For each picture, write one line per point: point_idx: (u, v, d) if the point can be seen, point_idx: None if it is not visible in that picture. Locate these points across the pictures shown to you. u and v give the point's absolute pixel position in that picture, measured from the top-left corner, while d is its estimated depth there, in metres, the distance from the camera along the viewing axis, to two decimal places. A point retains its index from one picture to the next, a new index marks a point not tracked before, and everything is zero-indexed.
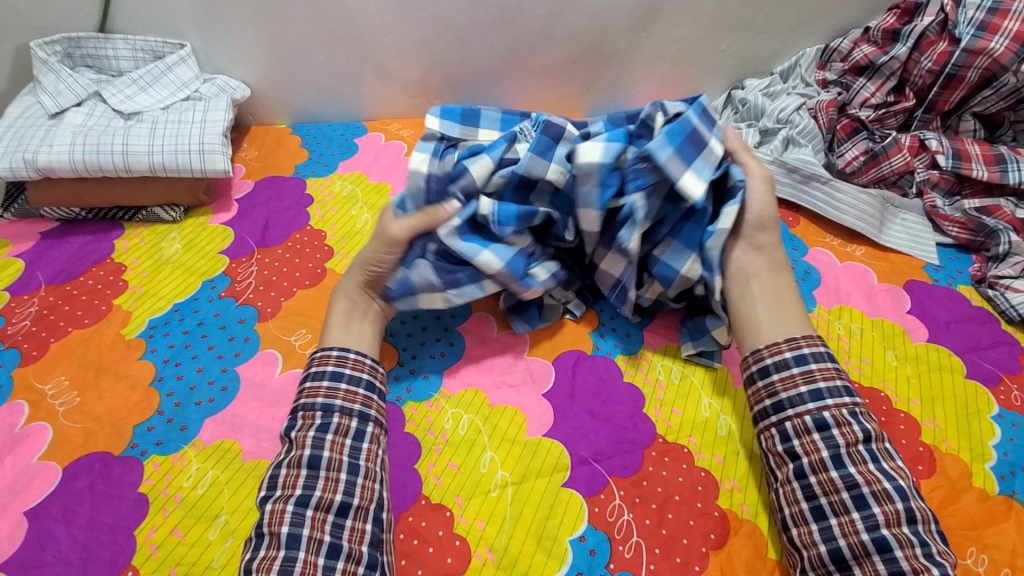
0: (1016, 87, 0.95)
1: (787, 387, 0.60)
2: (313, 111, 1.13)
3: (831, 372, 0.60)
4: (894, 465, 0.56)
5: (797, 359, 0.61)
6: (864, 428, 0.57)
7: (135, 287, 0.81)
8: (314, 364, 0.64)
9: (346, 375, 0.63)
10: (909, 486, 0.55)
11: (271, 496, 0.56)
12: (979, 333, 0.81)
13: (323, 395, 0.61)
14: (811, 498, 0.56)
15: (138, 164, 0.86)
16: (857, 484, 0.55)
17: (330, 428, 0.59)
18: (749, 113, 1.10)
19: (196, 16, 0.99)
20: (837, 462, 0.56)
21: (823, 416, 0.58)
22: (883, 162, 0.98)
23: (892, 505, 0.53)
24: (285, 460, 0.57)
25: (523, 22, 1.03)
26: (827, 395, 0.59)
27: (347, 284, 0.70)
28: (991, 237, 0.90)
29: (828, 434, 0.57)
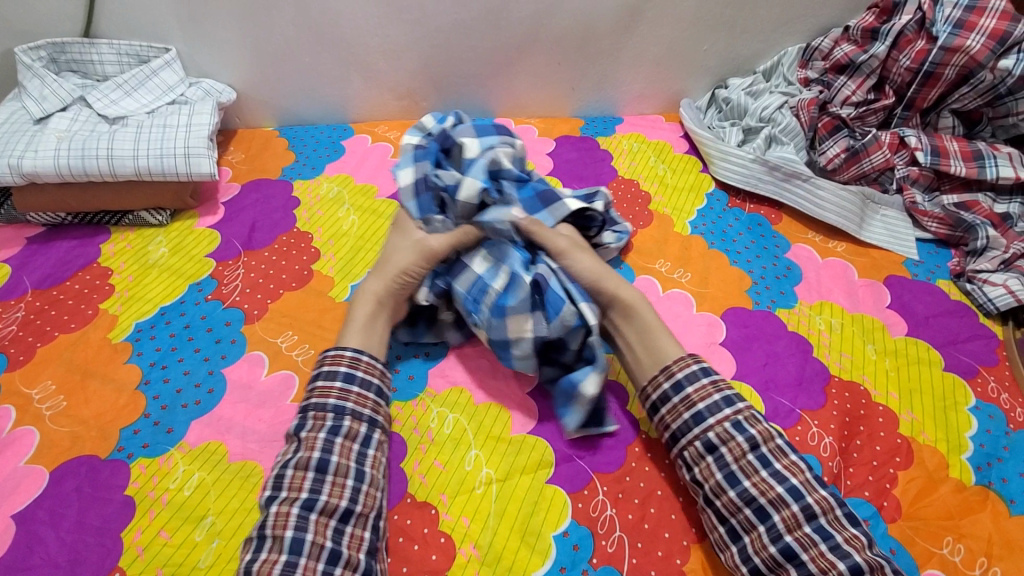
0: (993, 84, 0.97)
1: (674, 417, 0.62)
2: (300, 113, 1.13)
3: (706, 389, 0.61)
4: (787, 464, 0.58)
5: (675, 388, 0.63)
6: (748, 436, 0.59)
7: (122, 291, 0.82)
8: (326, 363, 0.64)
9: (358, 378, 0.63)
10: (805, 483, 0.56)
11: (276, 497, 0.56)
12: (957, 327, 0.82)
13: (334, 397, 0.61)
14: (723, 521, 0.58)
15: (124, 168, 0.86)
16: (754, 497, 0.56)
17: (342, 432, 0.59)
18: (733, 112, 1.12)
19: (181, 20, 0.99)
20: (732, 480, 0.58)
21: (709, 437, 0.59)
22: (864, 159, 1.00)
23: (789, 509, 0.55)
24: (295, 460, 0.57)
25: (507, 23, 1.03)
26: (708, 414, 0.60)
27: (375, 284, 0.71)
28: (969, 232, 0.92)
29: (718, 454, 0.59)
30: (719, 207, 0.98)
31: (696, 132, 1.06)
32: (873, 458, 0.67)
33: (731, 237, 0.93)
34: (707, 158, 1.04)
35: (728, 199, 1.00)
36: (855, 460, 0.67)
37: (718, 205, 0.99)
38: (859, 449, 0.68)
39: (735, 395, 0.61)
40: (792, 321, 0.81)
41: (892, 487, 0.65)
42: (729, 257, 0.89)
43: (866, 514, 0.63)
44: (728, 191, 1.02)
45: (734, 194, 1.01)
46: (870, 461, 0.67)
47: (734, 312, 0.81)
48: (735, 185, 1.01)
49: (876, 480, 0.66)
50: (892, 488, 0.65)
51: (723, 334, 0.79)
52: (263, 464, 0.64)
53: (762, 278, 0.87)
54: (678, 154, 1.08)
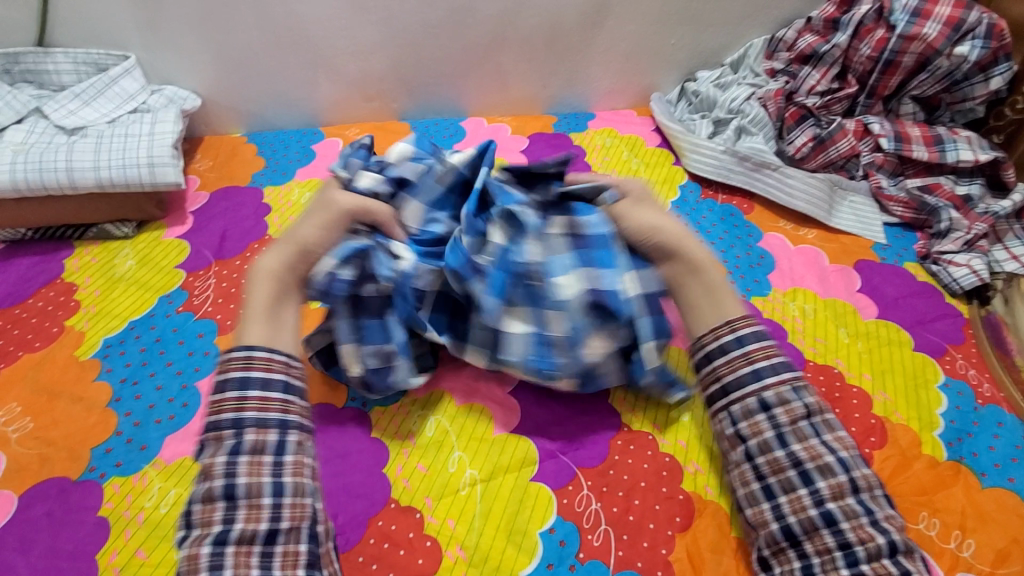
0: (950, 71, 0.99)
1: (727, 370, 0.60)
2: (268, 118, 1.11)
3: (767, 350, 0.60)
4: (836, 436, 0.57)
5: (736, 342, 0.61)
6: (805, 403, 0.58)
7: (88, 307, 0.79)
8: (219, 373, 0.57)
9: (253, 380, 0.56)
10: (852, 457, 0.56)
11: (189, 534, 0.52)
12: (925, 308, 0.84)
13: (231, 411, 0.54)
14: (760, 479, 0.57)
15: (85, 180, 0.84)
16: (801, 461, 0.56)
17: (245, 449, 0.53)
18: (702, 104, 1.13)
19: (139, 26, 0.97)
20: (780, 441, 0.57)
21: (766, 396, 0.58)
22: (831, 147, 1.02)
23: (835, 478, 0.55)
24: (199, 493, 0.52)
25: (475, 21, 1.03)
26: (768, 374, 0.59)
27: (266, 264, 0.63)
28: (932, 214, 0.95)
29: (772, 414, 0.57)
30: (693, 199, 0.99)
31: (667, 126, 1.07)
32: (849, 439, 0.69)
33: (705, 229, 0.94)
34: (679, 151, 1.05)
35: (701, 190, 1.01)
36: None
37: (691, 197, 1.00)
38: None
39: (794, 362, 0.60)
40: (766, 308, 0.82)
41: (868, 466, 0.67)
42: (703, 248, 0.90)
43: None
44: (701, 182, 1.03)
45: (707, 185, 1.03)
46: None
47: None
48: (707, 176, 1.02)
49: None
50: (868, 467, 0.67)
51: None
52: None
53: (736, 267, 0.88)
54: (651, 147, 1.09)
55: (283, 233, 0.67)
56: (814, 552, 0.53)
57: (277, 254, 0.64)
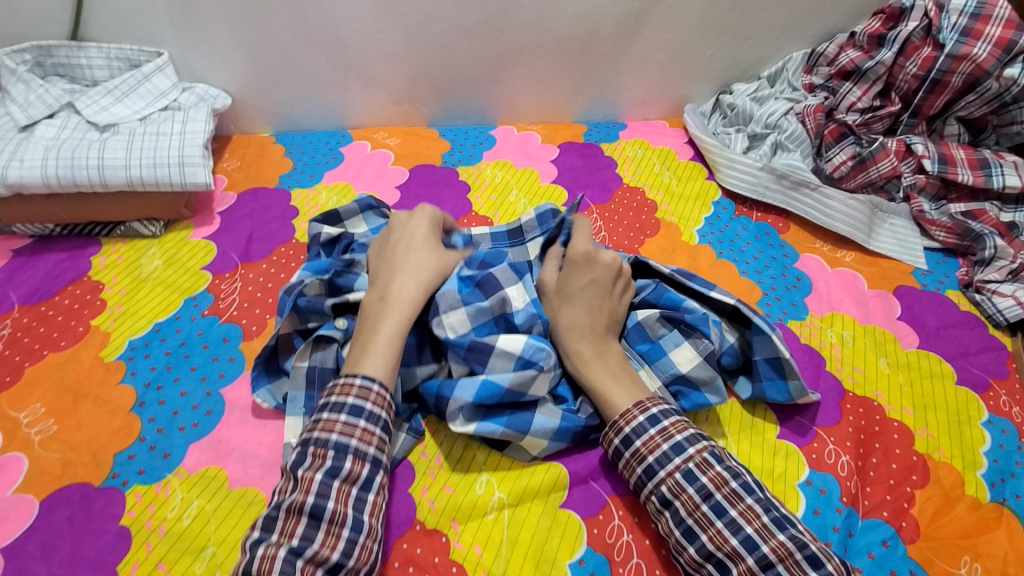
0: (999, 92, 0.96)
1: (628, 473, 0.60)
2: (297, 119, 1.10)
3: (654, 441, 0.58)
4: (742, 510, 0.54)
5: (625, 443, 0.60)
6: (699, 486, 0.55)
7: (114, 307, 0.79)
8: (334, 390, 0.57)
9: (366, 411, 0.57)
10: (759, 530, 0.53)
11: (263, 540, 0.51)
12: (968, 339, 0.81)
13: (338, 432, 0.55)
14: (691, 575, 0.55)
15: (115, 178, 0.83)
16: (711, 552, 0.53)
17: (341, 475, 0.53)
18: (738, 117, 1.10)
19: (172, 22, 0.96)
20: (689, 535, 0.55)
21: (662, 491, 0.57)
22: (871, 167, 0.99)
23: (744, 561, 0.52)
24: (285, 503, 0.52)
25: (510, 27, 1.01)
26: (658, 468, 0.57)
27: (398, 283, 0.65)
28: (977, 241, 0.91)
29: (673, 508, 0.56)
30: (727, 216, 0.97)
31: (702, 139, 1.05)
32: (889, 476, 0.66)
33: (739, 248, 0.91)
34: (714, 166, 1.03)
35: (735, 207, 0.99)
36: (872, 479, 0.66)
37: (725, 214, 0.97)
38: (875, 467, 0.67)
39: (684, 440, 0.58)
40: (803, 333, 0.80)
41: (909, 506, 0.64)
42: (737, 268, 0.88)
43: (883, 535, 0.62)
44: (735, 199, 1.00)
45: (741, 202, 1.00)
46: (887, 479, 0.66)
47: None
48: (742, 193, 0.99)
49: (894, 500, 0.64)
50: (910, 507, 0.64)
51: None
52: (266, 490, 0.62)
53: (772, 290, 0.85)
54: (683, 161, 1.07)
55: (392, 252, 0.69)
56: None
57: (407, 278, 0.65)
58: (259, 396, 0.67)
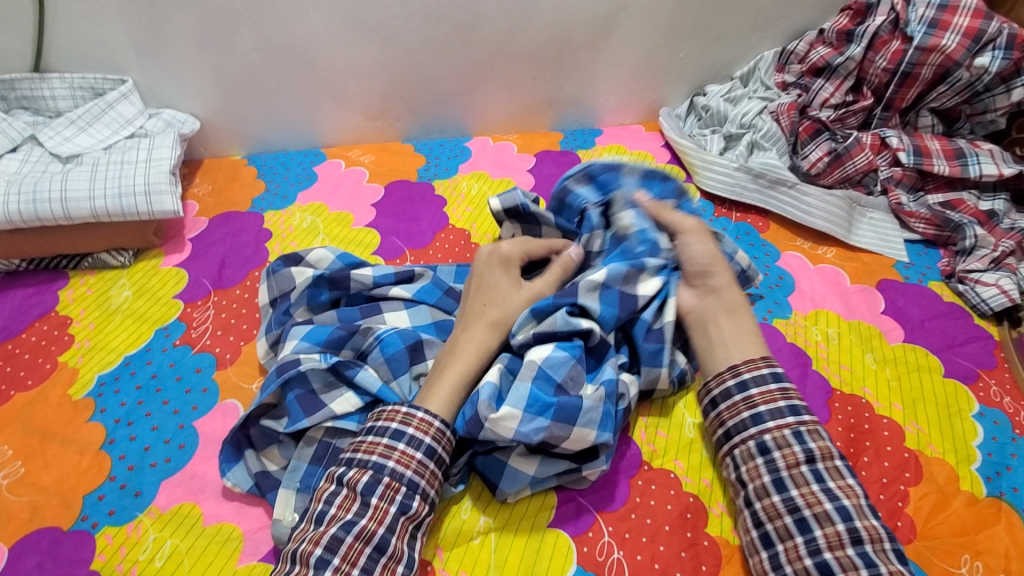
0: (970, 82, 0.96)
1: (731, 414, 0.62)
2: (269, 140, 1.09)
3: (772, 394, 0.61)
4: (841, 485, 0.56)
5: (739, 386, 0.63)
6: (806, 448, 0.57)
7: (82, 341, 0.76)
8: (411, 425, 0.58)
9: (437, 455, 0.58)
10: (856, 507, 0.54)
11: (327, 561, 0.50)
12: (954, 330, 0.81)
13: (411, 469, 0.56)
14: (758, 525, 0.57)
15: (79, 211, 0.82)
16: (798, 507, 0.55)
17: (408, 511, 0.54)
18: (712, 119, 1.10)
19: (137, 49, 0.95)
20: (780, 486, 0.56)
21: (765, 439, 0.59)
22: (847, 162, 0.99)
23: (833, 526, 0.53)
24: (354, 528, 0.52)
25: (480, 38, 1.01)
26: (768, 418, 0.60)
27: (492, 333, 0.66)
28: (957, 231, 0.91)
29: (771, 458, 0.58)
30: (706, 217, 0.96)
31: (678, 142, 1.05)
32: (882, 475, 0.65)
33: None
34: (691, 168, 1.02)
35: (714, 209, 0.98)
36: (864, 478, 0.65)
37: (704, 215, 0.97)
38: (867, 466, 0.66)
39: (802, 406, 0.60)
40: (789, 332, 0.79)
41: (904, 505, 0.63)
42: None
43: None
44: (713, 200, 1.00)
45: (720, 203, 1.00)
46: (879, 478, 0.65)
47: None
48: (720, 194, 0.99)
49: (888, 499, 0.63)
50: (905, 506, 0.63)
51: None
52: (242, 526, 0.60)
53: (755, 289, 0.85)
54: (661, 164, 1.06)
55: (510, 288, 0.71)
56: None
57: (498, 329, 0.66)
58: (231, 478, 0.61)
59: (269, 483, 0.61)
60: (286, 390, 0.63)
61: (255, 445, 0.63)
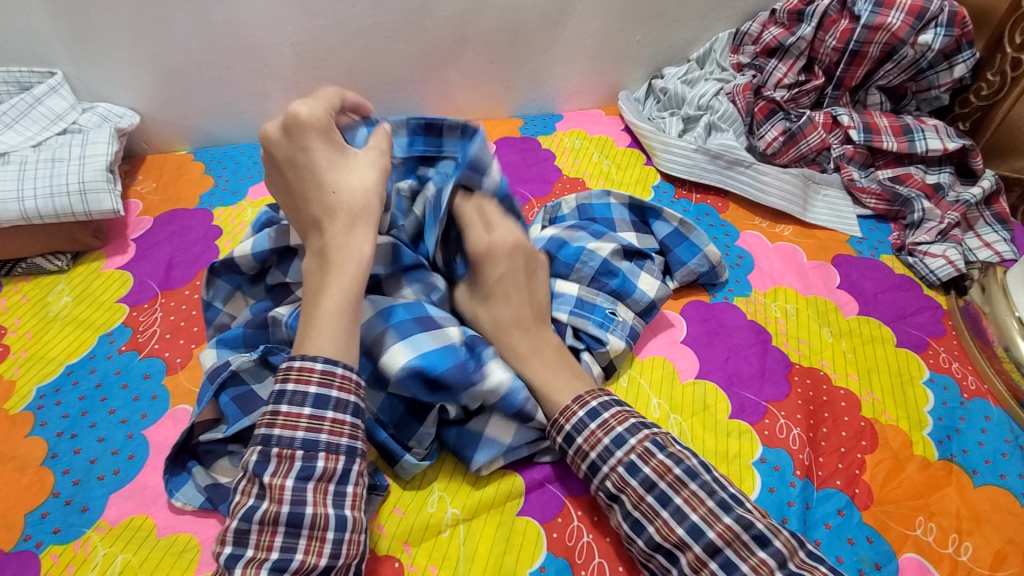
0: (915, 60, 0.99)
1: (591, 444, 0.58)
2: (216, 132, 1.04)
3: (622, 414, 0.58)
4: (716, 477, 0.54)
5: (591, 415, 0.58)
6: (670, 454, 0.55)
7: (18, 352, 0.72)
8: (291, 379, 0.52)
9: (332, 400, 0.52)
10: (734, 496, 0.53)
11: (241, 556, 0.49)
12: (905, 301, 0.83)
13: (303, 429, 0.51)
14: (659, 548, 0.53)
15: (7, 213, 0.76)
16: (687, 517, 0.52)
17: (314, 473, 0.51)
18: (671, 101, 1.10)
19: (64, 39, 0.89)
20: (664, 500, 0.53)
21: (632, 459, 0.55)
22: (801, 141, 1.01)
23: (723, 522, 0.51)
24: (258, 513, 0.49)
25: (432, 22, 0.98)
26: (629, 436, 0.57)
27: (340, 237, 0.58)
28: (906, 205, 0.94)
29: (643, 477, 0.54)
30: (667, 200, 0.97)
31: (637, 125, 1.05)
32: (840, 445, 0.67)
33: None
34: (650, 151, 1.02)
35: (674, 190, 0.99)
36: (823, 449, 0.66)
37: (666, 198, 0.97)
38: (826, 436, 0.67)
39: (648, 416, 0.59)
40: (749, 310, 0.80)
41: (862, 472, 0.65)
42: None
43: (838, 504, 0.62)
44: (673, 182, 1.00)
45: (680, 184, 1.00)
46: (838, 448, 0.67)
47: (694, 306, 0.80)
48: (679, 176, 0.99)
49: (846, 468, 0.65)
50: (862, 473, 0.65)
51: (684, 332, 0.77)
52: (200, 535, 0.57)
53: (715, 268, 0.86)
54: (621, 147, 1.06)
55: (307, 182, 0.60)
56: None
57: (343, 234, 0.58)
58: (181, 497, 0.58)
59: (220, 494, 0.58)
60: (220, 394, 0.61)
61: (204, 460, 0.61)
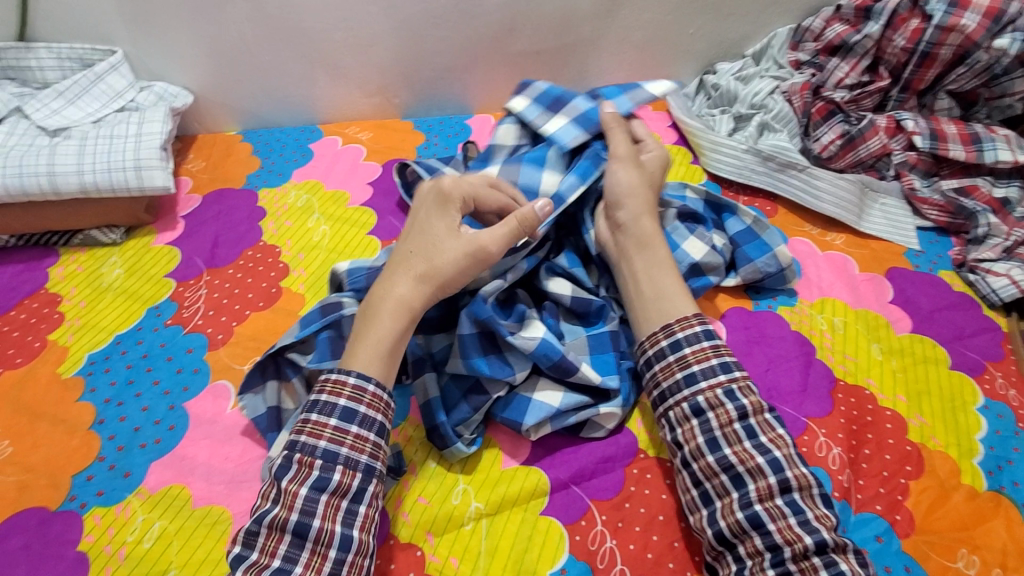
0: (990, 64, 0.92)
1: (665, 375, 0.60)
2: (264, 115, 1.06)
3: (705, 351, 0.59)
4: (772, 438, 0.55)
5: (673, 347, 0.61)
6: (738, 405, 0.56)
7: (73, 320, 0.75)
8: (324, 392, 0.56)
9: (359, 415, 0.55)
10: (787, 457, 0.54)
11: (245, 558, 0.50)
12: (963, 321, 0.78)
13: (327, 439, 0.54)
14: (696, 485, 0.56)
15: (67, 186, 0.80)
16: (731, 465, 0.54)
17: (327, 486, 0.52)
18: (722, 98, 1.06)
19: (126, 18, 0.91)
20: (713, 446, 0.56)
21: (698, 400, 0.57)
22: (860, 145, 0.96)
23: (765, 480, 0.53)
24: (268, 518, 0.51)
25: (481, 10, 0.97)
26: (701, 378, 0.58)
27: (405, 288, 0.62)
28: (970, 219, 0.89)
29: (704, 419, 0.57)
30: None
31: (685, 123, 1.01)
32: (883, 468, 0.64)
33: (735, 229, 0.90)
34: (698, 150, 0.99)
35: (721, 191, 0.96)
36: (865, 471, 0.64)
37: None
38: (868, 459, 0.64)
39: (734, 363, 0.59)
40: (794, 320, 0.77)
41: (904, 499, 0.62)
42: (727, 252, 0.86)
43: (877, 530, 0.60)
44: (720, 183, 0.97)
45: (726, 186, 0.97)
46: (880, 471, 0.63)
47: (736, 313, 0.78)
48: (726, 177, 0.96)
49: (888, 493, 0.62)
50: (904, 500, 0.62)
51: (723, 339, 0.74)
52: (232, 509, 0.59)
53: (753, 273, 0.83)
54: (667, 145, 1.03)
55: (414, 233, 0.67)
56: (746, 555, 0.52)
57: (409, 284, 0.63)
58: (245, 401, 0.64)
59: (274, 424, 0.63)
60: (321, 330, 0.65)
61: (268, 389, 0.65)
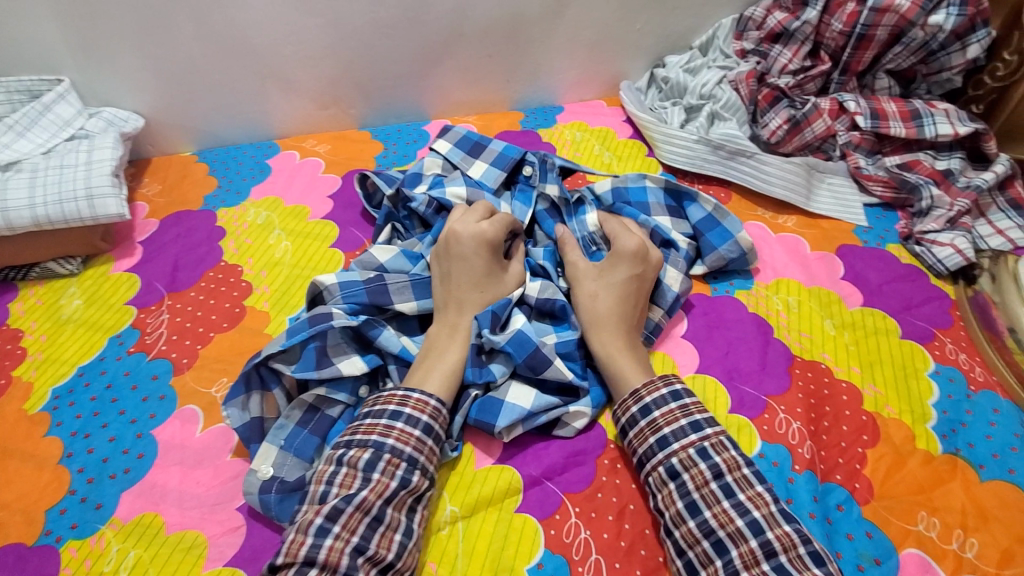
0: (925, 41, 0.96)
1: (640, 442, 0.61)
2: (219, 133, 1.05)
3: (674, 414, 0.61)
4: (751, 495, 0.55)
5: (642, 411, 0.62)
6: (712, 464, 0.57)
7: (34, 354, 0.74)
8: (409, 404, 0.60)
9: (435, 434, 0.60)
10: (767, 516, 0.53)
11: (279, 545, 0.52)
12: (911, 291, 0.82)
13: (377, 434, 0.58)
14: (681, 553, 0.55)
15: (19, 220, 0.79)
16: (712, 529, 0.54)
17: (409, 485, 0.56)
18: (673, 90, 1.09)
19: (68, 45, 0.90)
20: (693, 509, 0.55)
21: (673, 463, 0.58)
22: (805, 129, 0.99)
23: (746, 544, 0.52)
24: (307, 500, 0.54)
25: (430, 17, 0.97)
26: (673, 440, 0.59)
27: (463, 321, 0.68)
28: (913, 193, 0.92)
29: (681, 481, 0.57)
30: None
31: (639, 117, 1.03)
32: (841, 439, 0.67)
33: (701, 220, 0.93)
34: (652, 142, 1.01)
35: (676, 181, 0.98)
36: (825, 443, 0.66)
37: None
38: (827, 431, 0.67)
39: (704, 421, 0.60)
40: (750, 302, 0.80)
41: (862, 467, 0.64)
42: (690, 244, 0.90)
43: (838, 498, 0.62)
44: (675, 173, 1.00)
45: (681, 175, 0.99)
46: (838, 442, 0.66)
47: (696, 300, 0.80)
48: (680, 167, 0.99)
49: (847, 462, 0.65)
50: (862, 468, 0.64)
51: (685, 326, 0.77)
52: (207, 532, 0.59)
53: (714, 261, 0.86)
54: (622, 139, 1.05)
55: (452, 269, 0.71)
56: None
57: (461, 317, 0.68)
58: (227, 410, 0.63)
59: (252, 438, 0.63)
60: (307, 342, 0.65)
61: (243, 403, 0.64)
